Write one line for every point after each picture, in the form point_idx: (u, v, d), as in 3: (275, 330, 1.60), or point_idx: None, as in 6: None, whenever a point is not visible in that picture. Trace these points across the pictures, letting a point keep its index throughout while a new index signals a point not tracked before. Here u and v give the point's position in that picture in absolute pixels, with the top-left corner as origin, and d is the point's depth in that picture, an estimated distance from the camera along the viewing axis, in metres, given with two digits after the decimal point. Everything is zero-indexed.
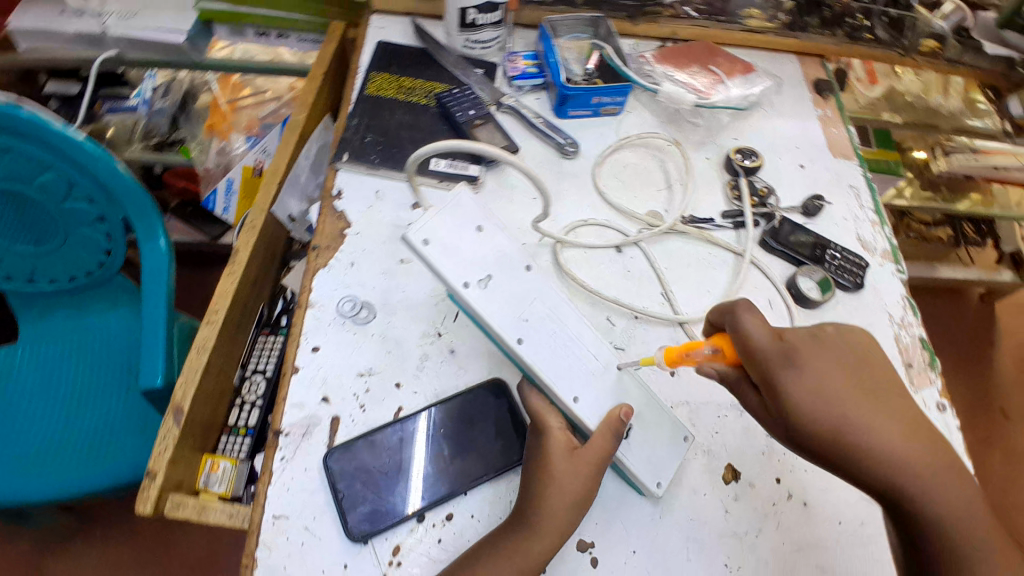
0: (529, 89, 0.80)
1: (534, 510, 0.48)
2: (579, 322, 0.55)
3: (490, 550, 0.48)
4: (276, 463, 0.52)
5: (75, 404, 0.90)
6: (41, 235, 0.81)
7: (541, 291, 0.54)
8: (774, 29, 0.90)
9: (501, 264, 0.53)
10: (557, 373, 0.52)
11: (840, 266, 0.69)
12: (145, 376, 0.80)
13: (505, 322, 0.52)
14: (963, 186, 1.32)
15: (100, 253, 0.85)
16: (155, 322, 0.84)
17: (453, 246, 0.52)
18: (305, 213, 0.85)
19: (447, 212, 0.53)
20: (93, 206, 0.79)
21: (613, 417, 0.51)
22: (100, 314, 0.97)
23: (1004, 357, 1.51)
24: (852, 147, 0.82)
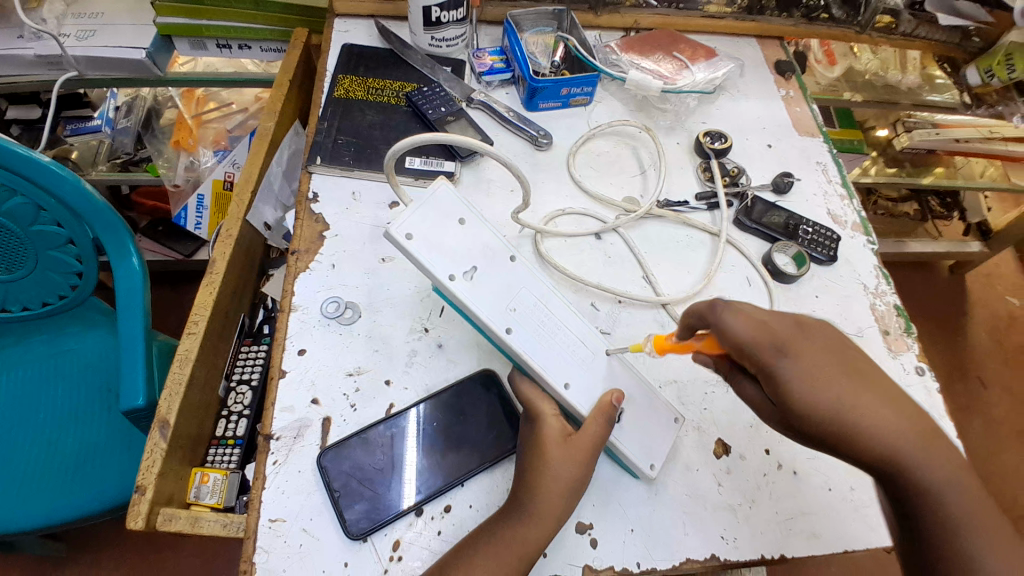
0: (498, 84, 0.81)
1: (531, 496, 0.48)
2: (565, 310, 0.56)
3: (489, 538, 0.48)
4: (269, 468, 0.52)
5: (56, 430, 0.88)
6: (10, 262, 0.79)
7: (526, 281, 0.55)
8: (732, 14, 0.92)
9: (485, 257, 0.54)
10: (547, 361, 0.53)
11: (814, 240, 0.71)
12: (127, 396, 0.79)
13: (492, 313, 0.52)
14: (926, 161, 1.37)
15: (72, 277, 0.84)
16: (133, 341, 0.82)
17: (436, 241, 0.52)
18: (282, 221, 0.83)
19: (430, 205, 0.52)
20: (63, 229, 0.78)
21: (605, 402, 0.52)
22: (77, 337, 0.94)
23: (976, 326, 1.56)
24: (816, 125, 0.84)
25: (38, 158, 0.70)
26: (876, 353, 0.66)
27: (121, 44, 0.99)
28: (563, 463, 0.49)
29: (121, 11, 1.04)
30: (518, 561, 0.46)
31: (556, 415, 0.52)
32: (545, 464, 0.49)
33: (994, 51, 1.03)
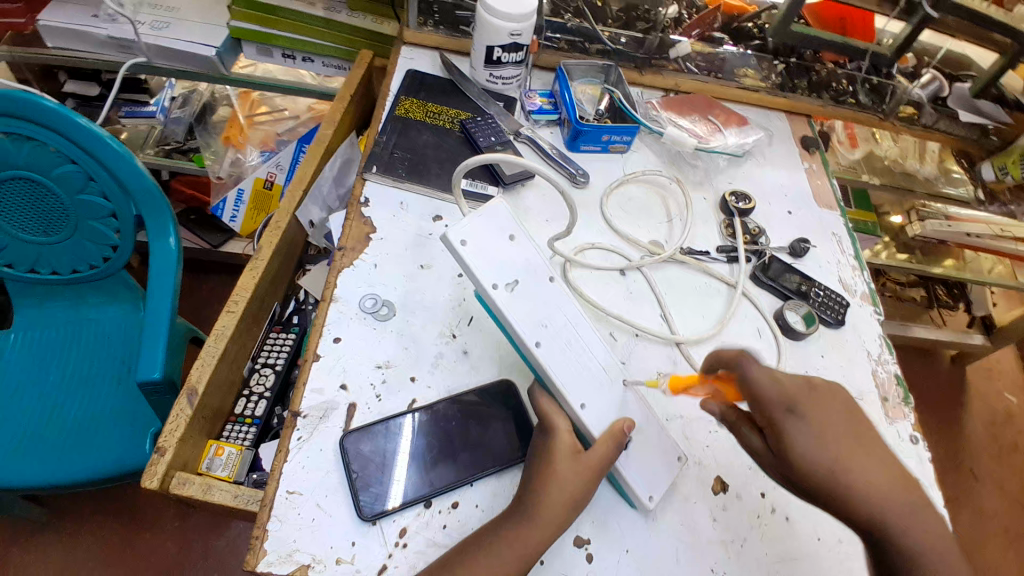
0: (544, 123, 0.87)
1: (535, 502, 0.50)
2: (590, 334, 0.59)
3: (490, 537, 0.50)
4: (292, 443, 0.55)
5: (68, 394, 0.91)
6: (51, 226, 0.84)
7: (559, 302, 0.59)
8: (767, 89, 0.99)
9: (527, 273, 0.58)
10: (567, 379, 0.56)
11: (824, 303, 0.75)
12: (143, 369, 0.81)
13: (524, 325, 0.56)
14: (936, 251, 1.41)
15: (106, 248, 0.88)
16: (158, 318, 0.86)
17: (485, 249, 0.56)
18: (326, 221, 0.88)
19: (485, 218, 0.58)
20: (108, 201, 0.83)
21: (618, 430, 0.54)
22: (99, 307, 0.98)
23: (974, 419, 1.57)
24: (835, 199, 0.89)
25: (96, 131, 0.76)
26: (875, 418, 0.69)
27: (195, 40, 1.06)
28: (571, 475, 0.51)
29: (197, 9, 1.12)
30: (516, 562, 0.48)
31: (569, 431, 0.55)
32: (552, 474, 0.51)
33: (1011, 150, 1.08)
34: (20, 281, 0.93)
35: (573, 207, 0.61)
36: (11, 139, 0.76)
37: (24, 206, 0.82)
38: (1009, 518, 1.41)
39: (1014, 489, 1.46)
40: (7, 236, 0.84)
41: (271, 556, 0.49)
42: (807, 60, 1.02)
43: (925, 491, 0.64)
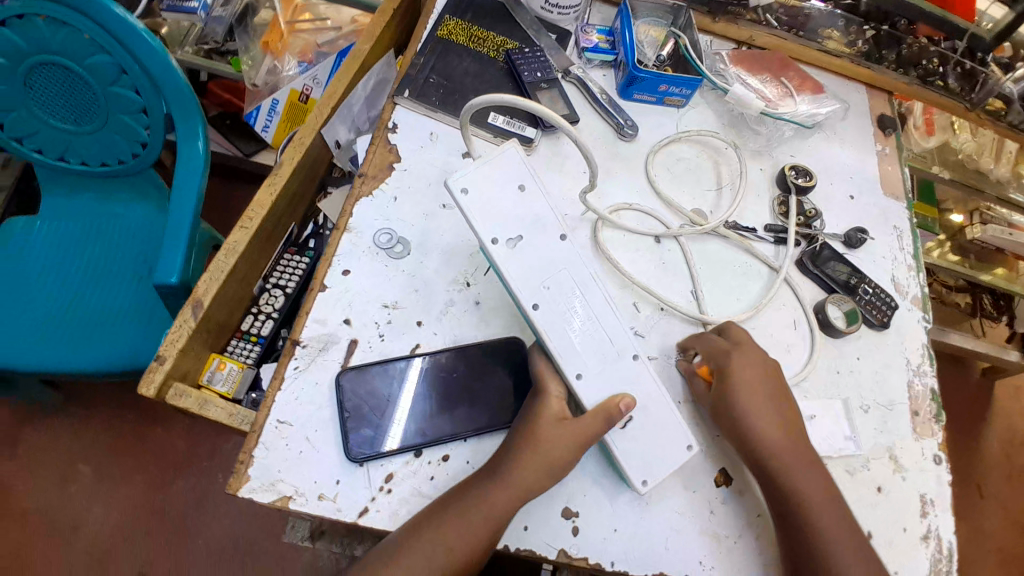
0: (598, 65, 0.79)
1: (511, 467, 0.48)
2: (602, 302, 0.53)
3: (467, 494, 0.48)
4: (289, 371, 0.53)
5: (89, 282, 0.91)
6: (81, 114, 0.82)
7: (570, 262, 0.53)
8: (851, 55, 0.88)
9: (533, 227, 0.52)
10: (566, 346, 0.51)
11: (870, 302, 0.69)
12: (161, 271, 0.79)
13: (522, 285, 0.52)
14: (991, 258, 1.30)
15: (136, 145, 0.85)
16: (180, 222, 0.82)
17: (488, 201, 0.52)
18: (352, 142, 0.84)
19: (494, 166, 0.53)
20: (139, 96, 0.79)
21: (611, 406, 0.49)
22: (124, 203, 0.97)
23: (993, 435, 1.49)
24: (904, 189, 0.81)
25: (129, 20, 0.73)
26: (901, 432, 0.64)
27: None
28: (558, 442, 0.48)
29: None
30: (487, 524, 0.47)
31: (560, 399, 0.51)
32: (537, 441, 0.48)
33: None
34: (49, 168, 0.91)
35: (595, 163, 0.55)
36: (48, 24, 0.74)
37: (55, 91, 0.80)
38: (1009, 539, 1.37)
39: (1019, 512, 1.41)
40: (36, 120, 0.82)
41: (254, 483, 0.49)
42: (899, 30, 0.90)
43: (936, 514, 0.61)
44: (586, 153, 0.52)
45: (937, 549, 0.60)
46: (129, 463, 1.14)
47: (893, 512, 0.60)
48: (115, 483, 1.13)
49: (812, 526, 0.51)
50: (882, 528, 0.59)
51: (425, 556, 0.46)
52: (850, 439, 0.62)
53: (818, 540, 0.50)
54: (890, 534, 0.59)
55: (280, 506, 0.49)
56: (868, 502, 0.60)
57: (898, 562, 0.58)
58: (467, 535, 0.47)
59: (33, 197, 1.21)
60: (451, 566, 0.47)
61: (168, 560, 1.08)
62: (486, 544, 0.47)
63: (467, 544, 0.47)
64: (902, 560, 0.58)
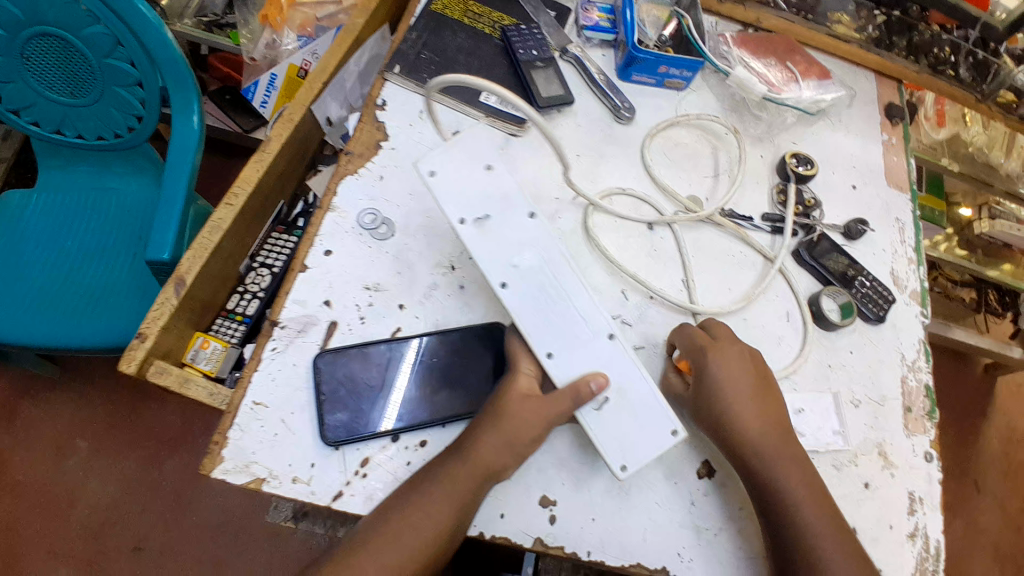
0: (598, 44, 0.76)
1: (473, 449, 0.47)
2: (576, 284, 0.52)
3: (430, 475, 0.48)
4: (266, 352, 0.53)
5: (87, 257, 0.90)
6: (77, 86, 0.80)
7: (538, 240, 0.52)
8: (859, 40, 0.86)
9: (501, 207, 0.52)
10: (534, 324, 0.50)
11: (866, 294, 0.67)
12: (152, 247, 0.77)
13: (490, 264, 0.51)
14: (998, 253, 1.28)
15: (132, 119, 0.83)
16: (173, 197, 0.81)
17: (456, 180, 0.52)
18: (344, 119, 0.81)
19: (461, 147, 0.53)
20: (134, 69, 0.78)
21: (581, 384, 0.48)
22: (121, 179, 0.95)
23: (993, 431, 1.47)
24: (909, 180, 0.79)
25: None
26: (892, 429, 0.63)
27: None
28: (526, 418, 0.48)
29: None
30: (452, 503, 0.46)
31: (530, 375, 0.50)
32: (504, 418, 0.48)
33: None
34: (45, 141, 0.90)
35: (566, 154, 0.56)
36: None
37: (51, 62, 0.78)
38: (1003, 535, 1.37)
39: (1015, 509, 1.40)
40: (31, 91, 0.81)
41: (228, 464, 0.49)
42: (910, 17, 0.88)
43: (925, 513, 0.60)
44: (555, 142, 0.53)
45: (924, 547, 0.59)
46: (124, 438, 1.15)
47: (880, 509, 0.59)
48: (111, 457, 1.13)
49: (795, 521, 0.50)
50: (868, 525, 0.58)
51: (395, 540, 0.46)
52: (838, 434, 0.61)
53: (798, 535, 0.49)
54: (877, 531, 0.58)
55: (254, 488, 0.49)
56: (855, 498, 0.59)
57: (883, 560, 0.58)
58: (435, 515, 0.46)
59: (30, 169, 1.20)
60: (424, 551, 0.46)
61: (161, 535, 1.09)
62: (455, 526, 0.47)
63: (436, 524, 0.46)
64: (887, 557, 0.58)
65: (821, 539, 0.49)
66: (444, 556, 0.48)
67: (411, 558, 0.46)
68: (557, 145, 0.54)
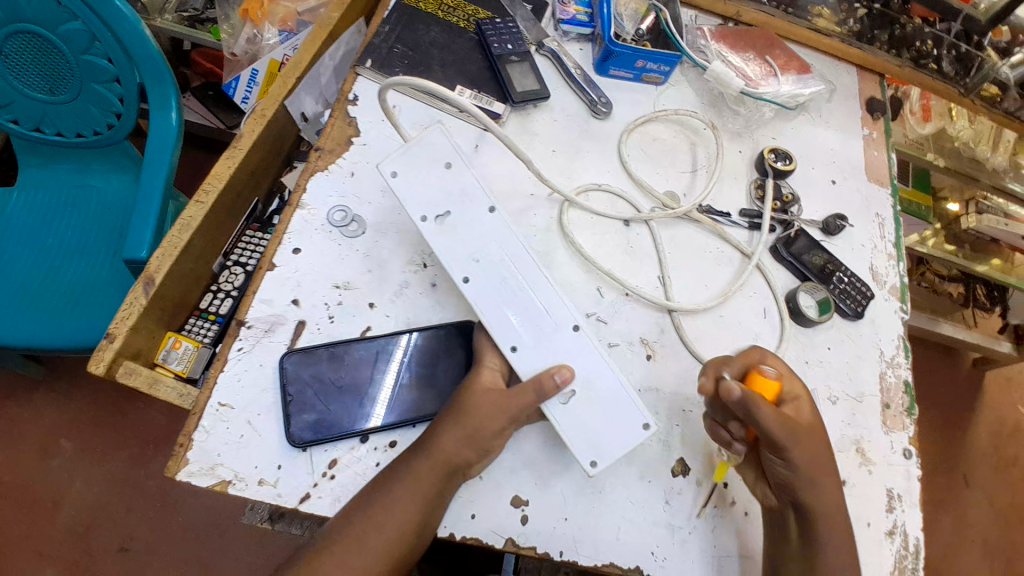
0: (575, 38, 0.75)
1: (433, 446, 0.47)
2: (539, 279, 0.51)
3: (394, 474, 0.47)
4: (232, 353, 0.52)
5: (66, 257, 0.87)
6: (55, 83, 0.79)
7: (497, 235, 0.52)
8: (840, 34, 0.85)
9: (462, 203, 0.52)
10: (496, 318, 0.50)
11: (845, 290, 0.67)
12: (130, 245, 0.76)
13: (451, 259, 0.51)
14: (986, 248, 1.28)
15: (111, 116, 0.82)
16: (151, 194, 0.79)
17: (418, 179, 0.52)
18: (320, 116, 0.79)
19: (421, 145, 0.53)
20: (112, 65, 0.77)
21: (544, 377, 0.47)
22: (103, 177, 0.93)
23: (982, 426, 1.48)
24: (889, 175, 0.78)
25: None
26: (871, 426, 0.63)
27: None
28: (488, 411, 0.47)
29: None
30: (416, 501, 0.46)
31: (493, 370, 0.50)
32: (466, 414, 0.47)
33: None
34: (23, 139, 0.87)
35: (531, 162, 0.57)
36: None
37: (29, 59, 0.76)
38: (992, 529, 1.37)
39: (1004, 504, 1.40)
40: (9, 89, 0.79)
41: (192, 466, 0.48)
42: (892, 10, 0.86)
43: (903, 510, 0.60)
44: (518, 150, 0.54)
45: (902, 545, 0.59)
46: (108, 440, 1.13)
47: (858, 506, 0.59)
48: (96, 459, 1.12)
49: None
50: None
51: (361, 542, 0.45)
52: None
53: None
54: (854, 529, 0.58)
55: (219, 491, 0.48)
56: None
57: (862, 558, 0.57)
58: (398, 513, 0.46)
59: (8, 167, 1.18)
60: (389, 552, 0.46)
61: (145, 536, 1.07)
62: (420, 525, 0.46)
63: (400, 523, 0.46)
64: (866, 556, 0.57)
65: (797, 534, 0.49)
66: (410, 556, 0.47)
67: (376, 559, 0.45)
68: (516, 146, 0.54)
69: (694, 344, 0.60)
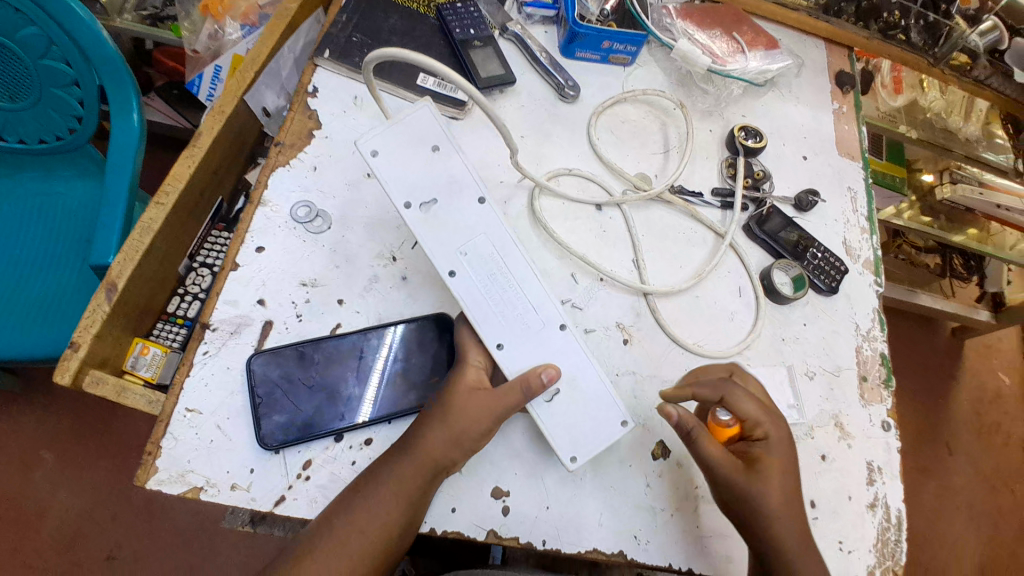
0: (539, 20, 0.74)
1: (418, 445, 0.46)
2: (524, 268, 0.51)
3: (374, 476, 0.46)
4: (198, 356, 0.50)
5: (31, 265, 0.84)
6: (13, 89, 0.76)
7: (488, 227, 0.51)
8: (807, 8, 0.85)
9: (450, 191, 0.51)
10: (483, 314, 0.49)
11: (818, 266, 0.67)
12: (96, 252, 0.73)
13: (439, 251, 0.50)
14: (962, 219, 1.30)
15: (72, 120, 0.79)
16: (115, 199, 0.76)
17: (402, 165, 0.50)
18: (282, 109, 0.77)
19: (405, 126, 0.51)
20: (71, 69, 0.74)
21: (531, 375, 0.47)
22: (66, 182, 0.90)
23: (961, 394, 1.51)
24: (859, 149, 0.78)
25: None
26: (850, 399, 0.63)
27: None
28: (474, 412, 0.46)
29: None
30: (400, 502, 0.45)
31: (479, 367, 0.49)
32: (451, 413, 0.46)
33: None
34: None
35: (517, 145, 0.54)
36: None
37: None
38: (976, 493, 1.40)
39: (985, 468, 1.43)
40: None
41: (162, 474, 0.47)
42: None
43: (884, 483, 0.60)
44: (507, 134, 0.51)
45: (885, 517, 0.59)
46: (86, 451, 1.11)
47: (839, 481, 0.59)
48: (74, 469, 1.09)
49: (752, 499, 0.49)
50: (828, 498, 0.59)
51: (341, 548, 0.43)
52: (794, 408, 0.61)
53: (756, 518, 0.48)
54: (836, 503, 0.59)
55: (191, 498, 0.46)
56: (813, 471, 0.59)
57: (844, 531, 0.58)
58: (381, 514, 0.45)
59: None
60: (365, 555, 0.44)
61: (131, 545, 1.06)
62: (403, 526, 0.45)
63: (382, 525, 0.45)
64: (849, 530, 0.58)
65: (771, 522, 0.48)
66: (388, 561, 0.46)
67: (355, 563, 0.44)
68: (507, 129, 0.52)
69: (670, 326, 0.60)
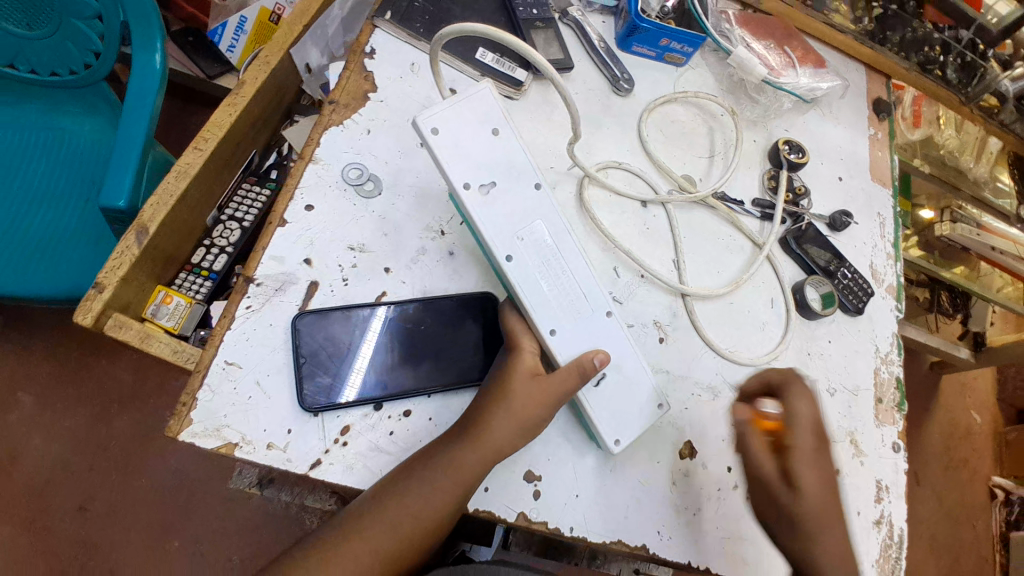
0: (598, 9, 0.73)
1: (474, 434, 0.45)
2: (578, 258, 0.51)
3: (428, 462, 0.45)
4: (240, 310, 0.50)
5: (33, 203, 0.80)
6: (33, 16, 0.72)
7: (545, 211, 0.50)
8: (855, 31, 0.85)
9: (510, 175, 0.50)
10: (540, 301, 0.49)
11: (847, 286, 0.68)
12: (107, 192, 0.68)
13: (496, 235, 0.49)
14: (956, 256, 1.31)
15: (90, 55, 0.76)
16: (131, 142, 0.71)
17: (462, 143, 0.48)
18: (324, 68, 0.75)
19: (466, 103, 0.49)
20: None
21: (585, 359, 0.48)
22: (76, 120, 0.86)
23: (934, 427, 1.55)
24: (891, 176, 0.80)
25: None
26: (865, 417, 0.65)
27: None
28: (528, 396, 0.46)
29: None
30: (453, 490, 0.44)
31: (532, 352, 0.49)
32: (509, 398, 0.46)
33: None
34: None
35: (578, 128, 0.53)
36: None
37: None
38: (939, 524, 1.46)
39: (949, 501, 1.49)
40: None
41: (196, 427, 0.46)
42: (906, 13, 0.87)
43: (890, 501, 0.62)
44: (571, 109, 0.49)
45: (888, 535, 0.61)
46: (66, 398, 1.08)
47: (850, 496, 0.61)
48: (53, 415, 1.06)
49: None
50: None
51: (385, 527, 0.43)
52: None
53: (801, 518, 0.48)
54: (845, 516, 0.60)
55: (224, 453, 0.46)
56: None
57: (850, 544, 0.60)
58: (433, 503, 0.44)
59: None
60: (405, 540, 0.44)
61: (109, 498, 1.03)
62: (455, 507, 0.45)
63: (432, 512, 0.44)
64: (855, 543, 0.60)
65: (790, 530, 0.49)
66: (426, 550, 0.45)
67: (399, 545, 0.44)
68: (572, 105, 0.49)
69: (704, 330, 0.61)
